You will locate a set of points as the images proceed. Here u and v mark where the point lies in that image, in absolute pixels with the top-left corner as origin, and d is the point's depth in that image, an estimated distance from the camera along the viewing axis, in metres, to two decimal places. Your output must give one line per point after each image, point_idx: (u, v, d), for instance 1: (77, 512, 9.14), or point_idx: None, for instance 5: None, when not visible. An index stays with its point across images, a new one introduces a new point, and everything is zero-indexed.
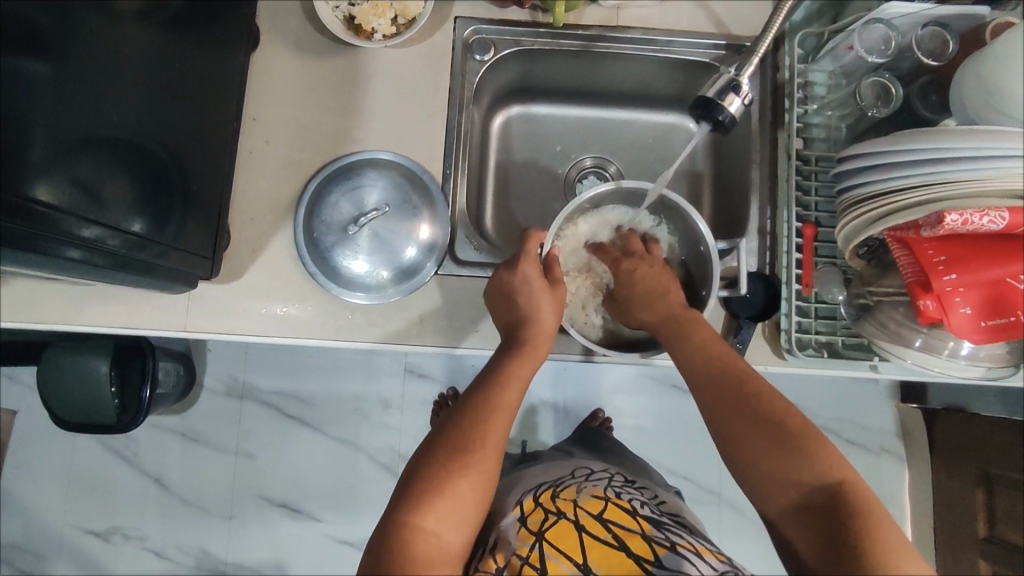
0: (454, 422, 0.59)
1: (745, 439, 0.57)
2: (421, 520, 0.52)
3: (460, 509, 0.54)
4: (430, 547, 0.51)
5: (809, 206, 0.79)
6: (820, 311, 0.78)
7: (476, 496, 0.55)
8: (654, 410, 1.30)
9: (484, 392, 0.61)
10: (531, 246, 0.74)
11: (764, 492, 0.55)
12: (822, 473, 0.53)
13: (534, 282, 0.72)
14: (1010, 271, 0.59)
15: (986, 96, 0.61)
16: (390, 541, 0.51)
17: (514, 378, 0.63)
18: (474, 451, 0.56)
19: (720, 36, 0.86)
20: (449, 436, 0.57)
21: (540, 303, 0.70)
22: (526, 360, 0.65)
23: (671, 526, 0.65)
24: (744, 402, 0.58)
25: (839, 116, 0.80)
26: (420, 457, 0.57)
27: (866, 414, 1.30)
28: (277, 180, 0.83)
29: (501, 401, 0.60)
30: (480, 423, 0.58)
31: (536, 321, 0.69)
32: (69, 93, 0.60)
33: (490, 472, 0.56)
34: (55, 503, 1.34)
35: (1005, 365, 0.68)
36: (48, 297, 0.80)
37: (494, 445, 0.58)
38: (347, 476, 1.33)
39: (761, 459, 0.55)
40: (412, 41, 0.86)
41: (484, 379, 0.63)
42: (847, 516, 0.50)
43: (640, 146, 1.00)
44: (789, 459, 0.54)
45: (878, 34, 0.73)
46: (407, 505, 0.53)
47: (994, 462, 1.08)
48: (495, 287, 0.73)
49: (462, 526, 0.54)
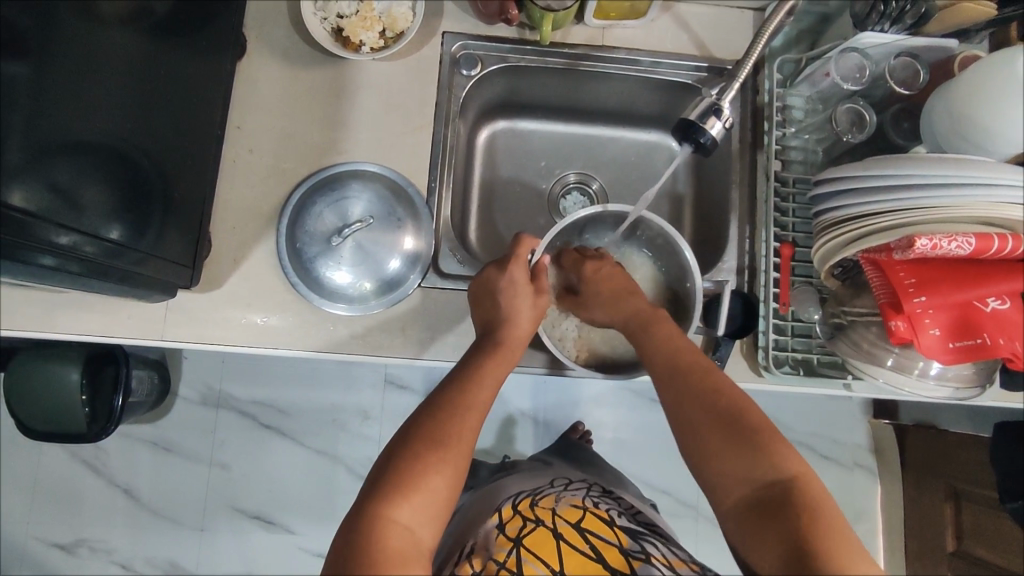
0: (427, 415, 0.58)
1: (706, 436, 0.58)
2: (394, 512, 0.52)
3: (433, 501, 0.54)
4: (402, 540, 0.51)
5: (787, 226, 0.81)
6: (796, 330, 0.80)
7: (448, 489, 0.55)
8: (632, 424, 1.31)
9: (458, 388, 0.61)
10: (521, 250, 0.74)
11: (718, 487, 0.57)
12: (779, 469, 0.54)
13: (519, 285, 0.72)
14: (977, 294, 0.61)
15: (954, 126, 0.64)
16: (362, 533, 0.51)
17: (488, 377, 0.63)
18: (450, 446, 0.56)
19: (702, 59, 0.88)
20: (422, 429, 0.57)
21: (520, 307, 0.70)
22: (500, 360, 0.66)
23: (649, 537, 0.66)
24: (709, 398, 0.60)
25: (816, 140, 0.82)
26: (392, 449, 0.56)
27: (839, 428, 1.33)
28: (261, 189, 0.83)
29: (474, 397, 0.61)
30: (455, 419, 0.58)
31: (514, 323, 0.69)
32: (49, 96, 0.59)
33: (462, 466, 0.56)
34: (19, 514, 1.30)
35: (974, 386, 0.70)
36: (20, 304, 0.78)
37: (468, 440, 0.58)
38: (324, 487, 1.31)
39: (720, 456, 0.57)
40: (399, 55, 0.86)
41: (458, 375, 0.63)
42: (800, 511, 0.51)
43: (623, 163, 1.01)
44: (747, 454, 0.55)
45: (852, 63, 0.76)
46: (380, 500, 0.52)
47: (961, 477, 1.11)
48: (479, 283, 0.73)
49: (434, 520, 0.54)
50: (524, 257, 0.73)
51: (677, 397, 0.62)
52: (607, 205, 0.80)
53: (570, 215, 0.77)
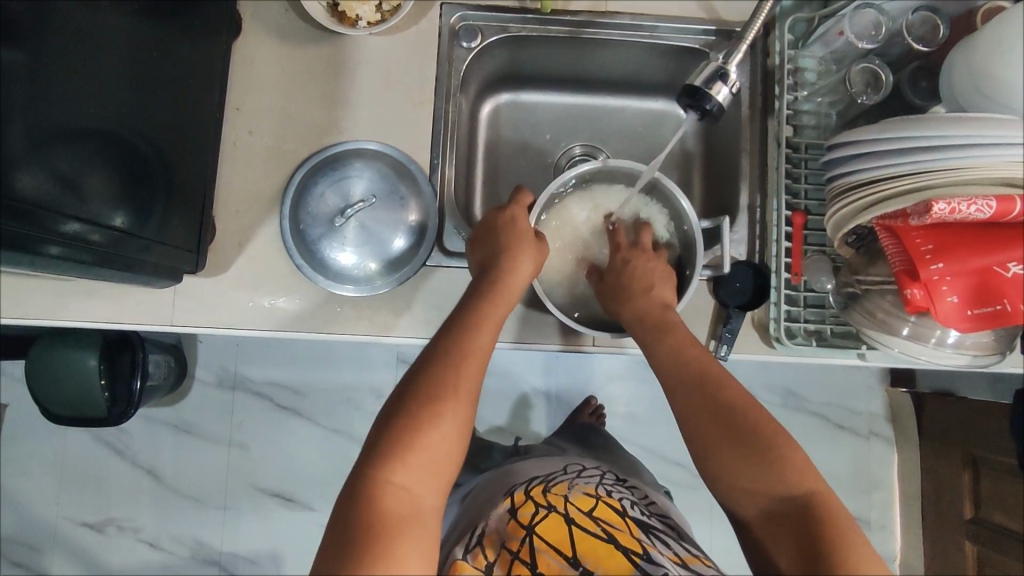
0: (424, 369, 0.57)
1: (722, 446, 0.58)
2: (391, 473, 0.52)
3: (431, 460, 0.54)
4: (401, 501, 0.52)
5: (799, 194, 0.79)
6: (809, 300, 0.79)
7: (449, 446, 0.55)
8: (645, 397, 1.31)
9: (458, 337, 0.60)
10: (521, 204, 0.74)
11: (738, 499, 0.57)
12: (794, 485, 0.55)
13: (517, 231, 0.71)
14: (997, 259, 0.58)
15: (975, 82, 0.61)
16: (361, 495, 0.51)
17: (486, 325, 0.62)
18: (447, 399, 0.55)
19: (710, 22, 0.85)
20: (421, 383, 0.56)
21: (520, 254, 0.69)
22: (496, 304, 0.64)
23: (662, 534, 0.65)
24: (720, 409, 0.59)
25: (829, 103, 0.79)
26: (391, 407, 0.55)
27: (856, 398, 1.32)
28: (262, 171, 0.82)
29: (474, 346, 0.60)
30: (452, 371, 0.57)
31: (511, 269, 0.67)
32: (45, 80, 0.58)
33: (463, 416, 0.56)
34: (48, 496, 1.33)
35: (994, 353, 0.68)
36: (32, 293, 0.79)
37: (466, 390, 0.57)
38: (341, 465, 1.33)
39: (733, 471, 0.57)
40: (397, 28, 0.84)
41: (456, 324, 0.62)
42: (818, 528, 0.52)
43: (630, 133, 0.99)
44: (764, 467, 0.56)
45: (868, 20, 0.73)
46: (378, 460, 0.52)
47: (980, 444, 1.09)
48: (478, 235, 0.72)
49: (434, 478, 0.54)
50: (523, 210, 0.73)
51: (692, 407, 0.61)
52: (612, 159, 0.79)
53: (561, 175, 0.76)
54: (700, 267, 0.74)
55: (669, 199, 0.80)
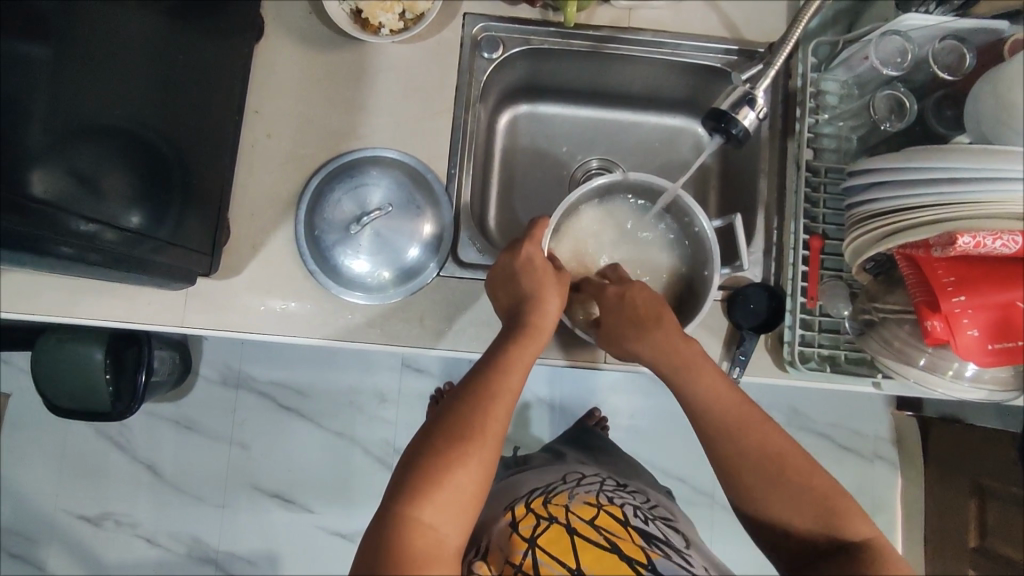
0: (453, 407, 0.57)
1: (770, 500, 0.59)
2: (417, 512, 0.51)
3: (459, 500, 0.53)
4: (428, 542, 0.51)
5: (817, 218, 0.78)
6: (823, 325, 0.78)
7: (476, 485, 0.54)
8: (650, 412, 1.30)
9: (485, 377, 0.59)
10: (539, 231, 0.72)
11: (781, 537, 0.60)
12: (831, 518, 0.57)
13: (536, 261, 0.70)
14: (1018, 295, 0.58)
15: (1003, 115, 0.60)
16: (387, 533, 0.51)
17: (516, 363, 0.61)
18: (474, 439, 0.55)
19: (732, 42, 0.85)
20: (447, 422, 0.56)
21: (543, 286, 0.68)
22: (526, 345, 0.64)
23: (665, 538, 0.65)
24: (751, 444, 0.61)
25: (850, 127, 0.79)
26: (418, 446, 0.55)
27: (861, 420, 1.31)
28: (278, 175, 0.82)
29: (504, 384, 0.59)
30: (481, 410, 0.56)
31: (542, 305, 0.67)
32: (69, 80, 0.58)
33: (490, 460, 0.55)
34: (47, 487, 1.33)
35: (1011, 389, 0.67)
36: (43, 288, 0.78)
37: (495, 432, 0.56)
38: (342, 468, 1.32)
39: (774, 507, 0.59)
40: (419, 36, 0.84)
41: (487, 363, 0.61)
42: (864, 555, 0.55)
43: (647, 148, 0.98)
44: (813, 519, 0.58)
45: (894, 47, 0.72)
46: (403, 499, 0.52)
47: (986, 473, 1.08)
48: (499, 270, 0.72)
49: (460, 516, 0.53)
50: (540, 238, 0.72)
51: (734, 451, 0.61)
52: (631, 173, 0.77)
53: (582, 185, 0.76)
54: (718, 269, 0.74)
55: (689, 220, 0.79)
